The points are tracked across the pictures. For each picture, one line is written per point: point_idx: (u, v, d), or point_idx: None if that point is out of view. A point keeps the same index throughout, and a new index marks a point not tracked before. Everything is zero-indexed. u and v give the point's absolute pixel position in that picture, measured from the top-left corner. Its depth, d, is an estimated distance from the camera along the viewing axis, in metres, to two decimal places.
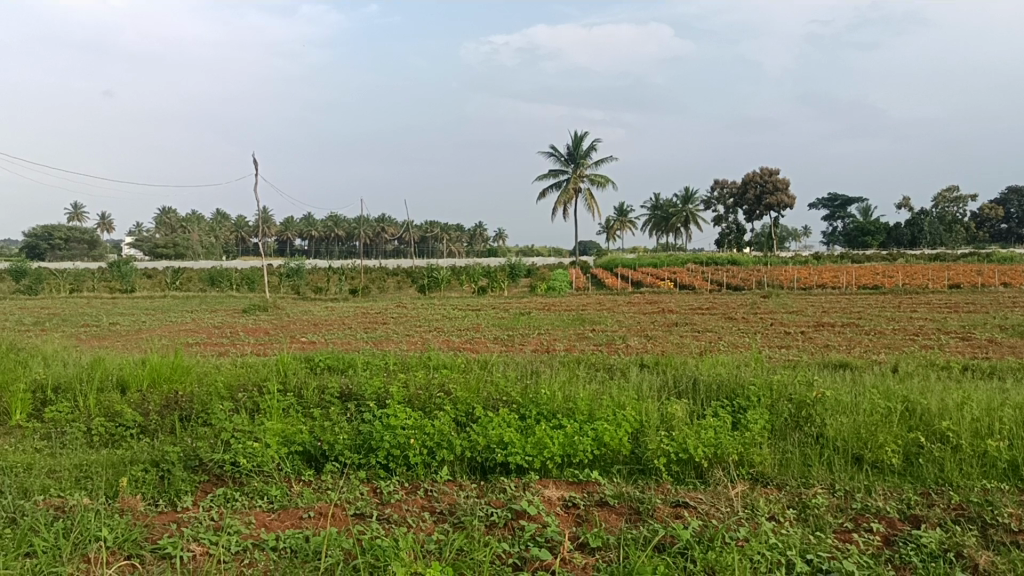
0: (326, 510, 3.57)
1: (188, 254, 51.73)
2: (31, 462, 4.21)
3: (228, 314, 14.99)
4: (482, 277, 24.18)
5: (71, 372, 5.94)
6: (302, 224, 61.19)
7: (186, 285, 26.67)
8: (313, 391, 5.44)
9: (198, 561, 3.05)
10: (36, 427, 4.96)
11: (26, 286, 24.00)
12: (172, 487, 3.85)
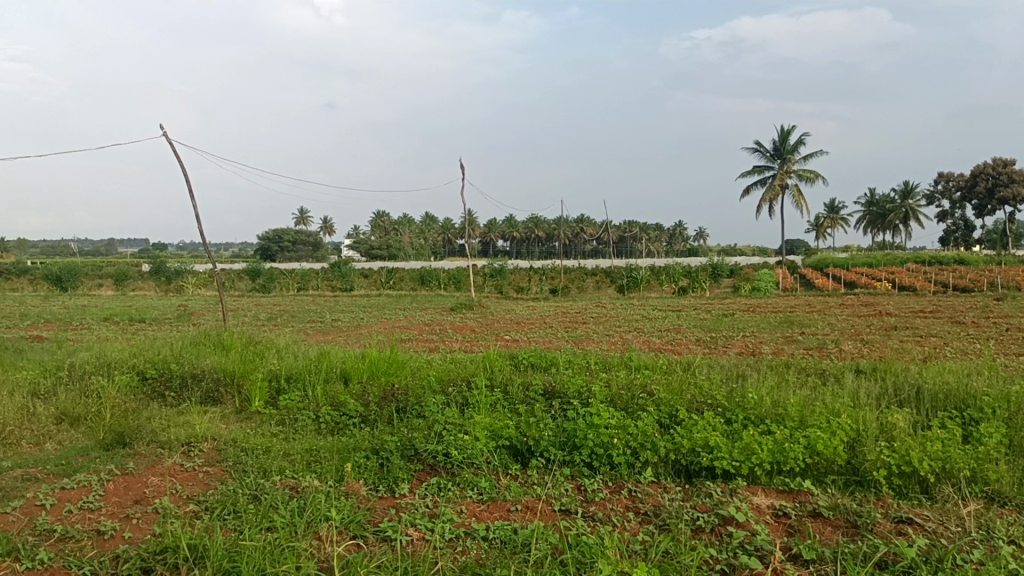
0: (533, 504, 3.66)
1: (399, 255, 54.71)
2: (269, 445, 4.63)
3: (437, 312, 15.69)
4: (682, 277, 23.77)
5: (301, 363, 6.46)
6: (504, 226, 62.92)
7: (398, 284, 28.18)
8: (518, 387, 5.59)
9: (415, 545, 3.23)
10: (272, 413, 5.45)
11: (261, 285, 26.44)
12: (390, 474, 4.10)
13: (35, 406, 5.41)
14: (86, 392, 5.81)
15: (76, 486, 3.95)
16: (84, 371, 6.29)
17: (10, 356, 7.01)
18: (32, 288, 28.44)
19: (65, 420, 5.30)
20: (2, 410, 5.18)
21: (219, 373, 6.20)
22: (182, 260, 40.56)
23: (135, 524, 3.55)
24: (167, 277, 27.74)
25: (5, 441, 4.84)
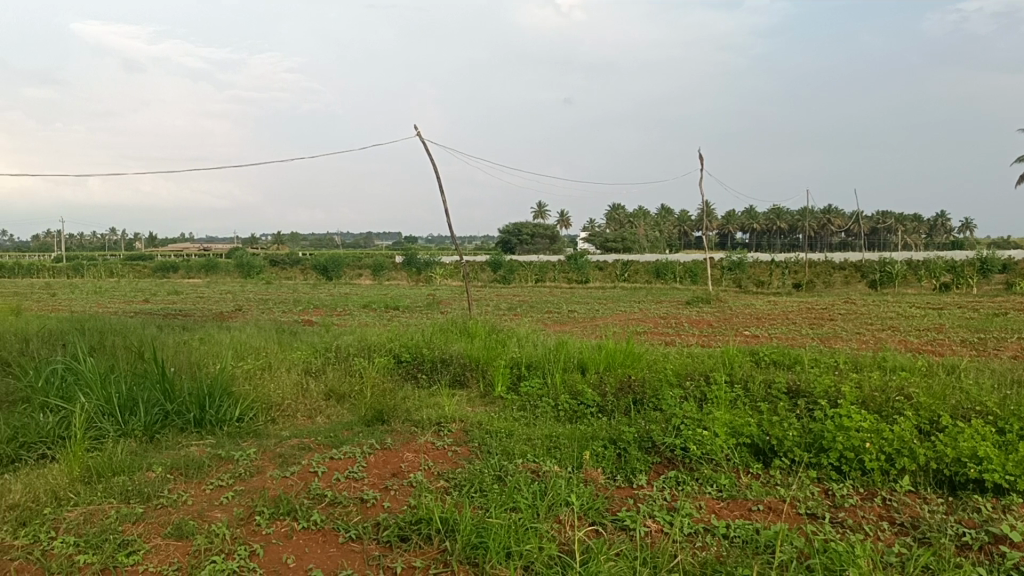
0: (776, 505, 3.54)
1: (635, 248, 54.60)
2: (512, 428, 4.83)
3: (673, 306, 15.54)
4: (945, 272, 21.75)
5: (542, 352, 6.66)
6: (743, 218, 60.85)
7: (634, 276, 28.17)
8: (759, 384, 5.41)
9: (654, 537, 3.24)
10: (514, 398, 5.68)
11: (502, 276, 27.62)
12: (628, 464, 4.12)
13: (308, 383, 6.01)
14: (350, 372, 6.36)
15: (343, 457, 4.35)
16: (348, 353, 6.89)
17: (288, 337, 7.82)
18: (303, 277, 31.54)
19: (332, 396, 5.84)
20: (281, 386, 5.80)
21: (466, 359, 6.56)
22: (431, 252, 43.08)
23: (393, 495, 3.84)
24: (417, 268, 29.61)
25: (284, 413, 5.42)
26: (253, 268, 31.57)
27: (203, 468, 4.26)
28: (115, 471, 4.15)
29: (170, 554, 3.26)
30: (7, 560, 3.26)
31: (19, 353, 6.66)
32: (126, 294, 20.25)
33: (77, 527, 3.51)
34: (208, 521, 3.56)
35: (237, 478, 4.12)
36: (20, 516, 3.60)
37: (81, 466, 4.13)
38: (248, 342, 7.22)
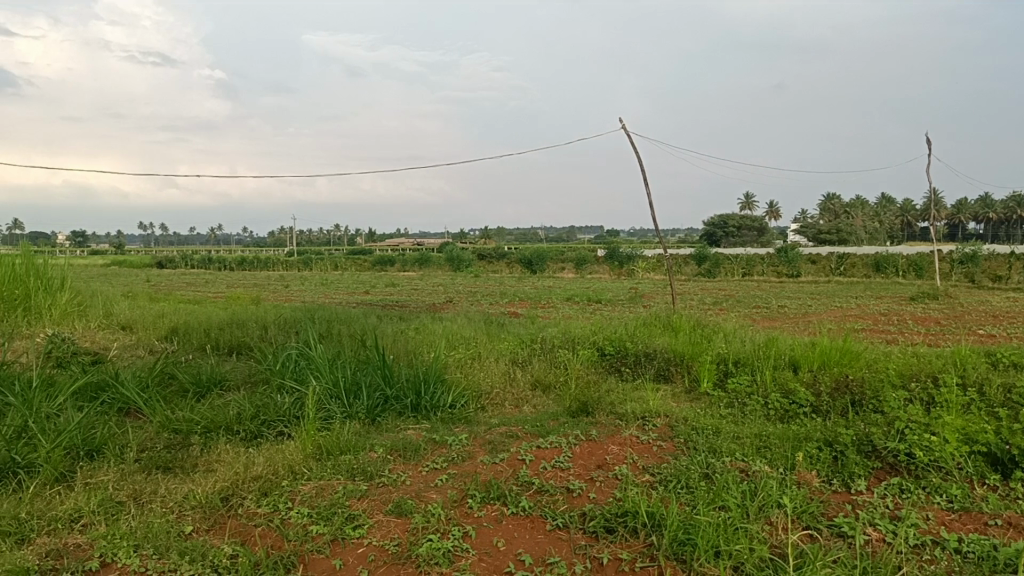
0: (1016, 521, 3.23)
1: (850, 240, 51.51)
2: (718, 426, 4.72)
3: (895, 301, 14.53)
4: None
5: (750, 349, 6.46)
6: (976, 206, 55.67)
7: (850, 269, 26.58)
8: (997, 389, 4.95)
9: (875, 546, 3.07)
10: (721, 395, 5.54)
11: (707, 270, 27.06)
12: (845, 468, 3.91)
13: (515, 372, 6.19)
14: (556, 363, 6.48)
15: (549, 447, 4.44)
16: (553, 345, 7.01)
17: (496, 328, 8.09)
18: (509, 270, 32.45)
19: (538, 386, 5.98)
20: (490, 375, 6.02)
21: (670, 354, 6.49)
22: (636, 245, 42.89)
23: (599, 486, 3.88)
24: (620, 261, 29.63)
25: (493, 401, 5.62)
26: (462, 261, 32.92)
27: (419, 450, 4.51)
28: (342, 450, 4.48)
29: (391, 530, 3.49)
30: (252, 526, 3.62)
31: (259, 338, 7.35)
32: (350, 285, 21.83)
33: (310, 499, 3.83)
34: (424, 502, 3.77)
35: (450, 462, 4.32)
36: (262, 486, 3.98)
37: (313, 444, 4.49)
38: (459, 332, 7.54)
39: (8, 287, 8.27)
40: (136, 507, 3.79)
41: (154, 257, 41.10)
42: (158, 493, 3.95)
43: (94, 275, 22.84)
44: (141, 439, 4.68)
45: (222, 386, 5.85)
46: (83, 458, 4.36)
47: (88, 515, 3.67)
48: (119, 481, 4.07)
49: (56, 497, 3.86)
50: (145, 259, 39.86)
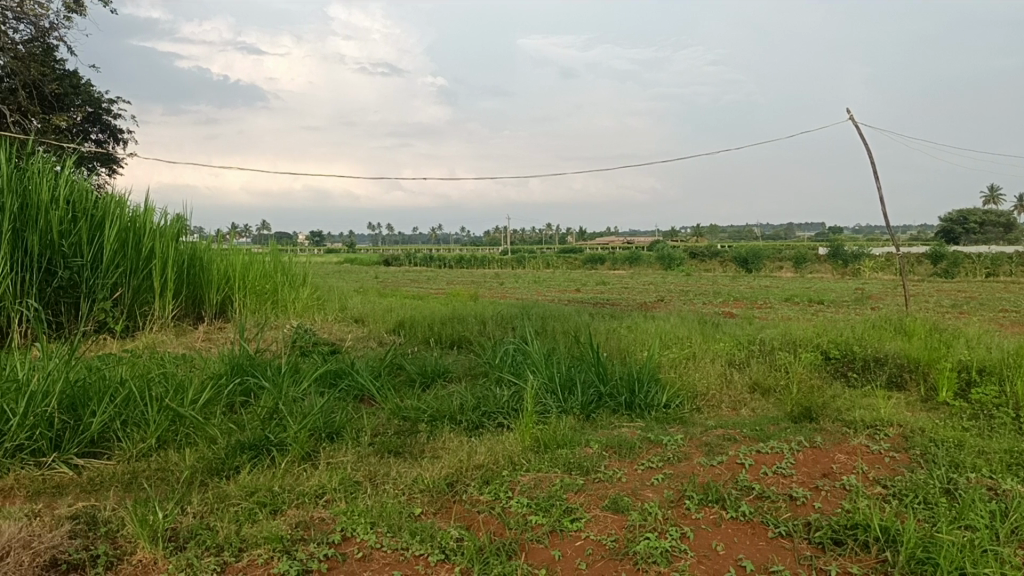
0: None
1: None
2: (961, 439, 4.35)
3: None
4: None
5: (997, 356, 5.90)
6: None
7: None
8: None
9: None
10: (962, 406, 5.11)
11: (944, 270, 24.97)
12: None
13: (732, 374, 6.04)
14: (775, 365, 6.25)
15: (770, 452, 4.29)
16: (773, 347, 6.76)
17: (711, 328, 7.92)
18: (723, 269, 31.63)
19: (757, 389, 5.80)
20: (707, 376, 5.91)
21: (903, 361, 6.07)
22: (864, 242, 40.40)
23: (825, 496, 3.71)
24: (845, 261, 28.01)
25: (709, 402, 5.52)
26: (674, 260, 32.64)
27: (635, 449, 4.52)
28: (558, 444, 4.58)
29: (608, 526, 3.52)
30: (475, 512, 3.78)
31: (479, 333, 7.65)
32: (567, 283, 22.29)
33: (529, 490, 3.95)
34: (641, 500, 3.77)
35: (666, 462, 4.30)
36: (484, 474, 4.15)
37: (531, 437, 4.63)
38: (672, 331, 7.47)
39: (260, 281, 9.17)
40: (372, 487, 4.08)
41: (381, 254, 43.99)
42: (390, 475, 4.22)
43: (334, 272, 24.80)
44: (375, 425, 5.03)
45: (445, 377, 6.16)
46: (324, 440, 4.75)
47: (330, 492, 4.00)
48: (356, 462, 4.40)
49: (303, 473, 4.23)
50: (373, 256, 42.74)
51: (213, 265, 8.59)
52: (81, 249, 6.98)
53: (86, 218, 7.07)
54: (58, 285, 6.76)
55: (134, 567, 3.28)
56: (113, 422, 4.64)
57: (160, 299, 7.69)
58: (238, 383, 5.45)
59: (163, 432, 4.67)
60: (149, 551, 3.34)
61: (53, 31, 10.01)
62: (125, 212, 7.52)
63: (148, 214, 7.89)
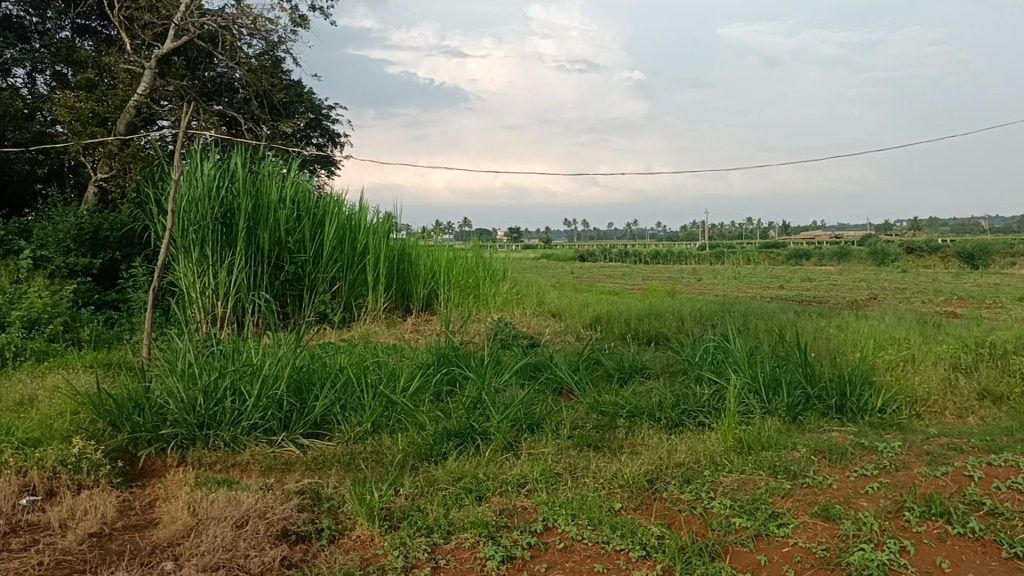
0: None
1: None
2: None
3: None
4: None
5: None
6: None
7: None
8: None
9: None
10: None
11: None
12: None
13: (958, 379, 5.59)
14: (1008, 371, 5.72)
15: (1003, 464, 3.93)
16: (1006, 350, 6.17)
17: (931, 329, 7.36)
18: (946, 265, 29.24)
19: (987, 397, 5.33)
20: (928, 380, 5.50)
21: None
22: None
23: None
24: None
25: (930, 409, 5.14)
26: (889, 256, 30.67)
27: (846, 454, 4.29)
28: (763, 446, 4.43)
29: (818, 533, 3.37)
30: (676, 511, 3.74)
31: (677, 330, 7.55)
32: (771, 279, 21.45)
33: (732, 491, 3.86)
34: (855, 509, 3.58)
35: (882, 470, 4.04)
36: (686, 473, 4.10)
37: (734, 437, 4.50)
38: (889, 331, 7.01)
39: (463, 276, 9.53)
40: (572, 480, 4.13)
41: (578, 249, 44.37)
42: (590, 468, 4.26)
43: (534, 268, 25.35)
44: (574, 418, 5.09)
45: (643, 373, 6.13)
46: (525, 431, 4.87)
47: (532, 482, 4.09)
48: (557, 454, 4.47)
49: (506, 463, 4.36)
50: (570, 251, 43.26)
51: (420, 261, 9.03)
52: (304, 245, 7.57)
53: (309, 217, 7.66)
54: (285, 278, 7.36)
55: (354, 542, 3.51)
56: (334, 406, 4.99)
57: (373, 292, 8.18)
58: (444, 372, 5.70)
59: (377, 417, 4.97)
60: (367, 528, 3.57)
61: (282, 45, 10.87)
62: (343, 210, 8.06)
63: (363, 213, 8.41)
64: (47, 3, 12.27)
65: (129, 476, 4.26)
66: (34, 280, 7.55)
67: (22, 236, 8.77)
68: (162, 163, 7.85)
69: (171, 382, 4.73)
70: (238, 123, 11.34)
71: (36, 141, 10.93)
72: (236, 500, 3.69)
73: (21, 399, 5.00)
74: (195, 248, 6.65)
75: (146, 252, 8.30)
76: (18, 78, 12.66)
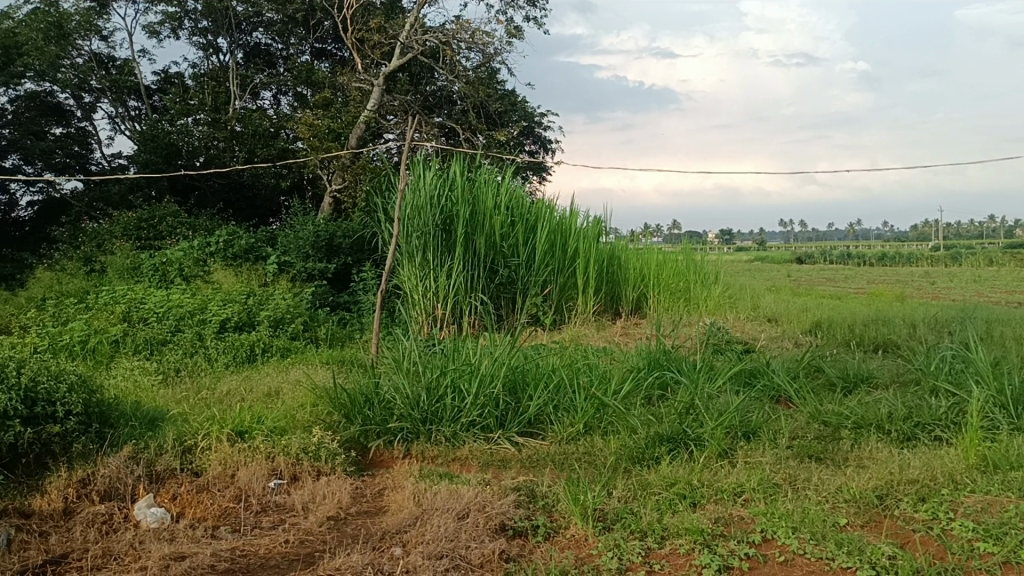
0: None
1: None
2: None
3: None
4: None
5: None
6: None
7: None
8: None
9: None
10: None
11: None
12: None
13: None
14: None
15: None
16: None
17: None
18: None
19: None
20: None
21: None
22: None
23: None
24: None
25: None
26: None
27: None
28: (1013, 465, 4.03)
29: None
30: (910, 530, 3.49)
31: (907, 337, 7.04)
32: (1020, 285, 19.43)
33: (975, 513, 3.54)
34: None
35: None
36: (920, 491, 3.81)
37: (977, 455, 4.13)
38: None
39: (674, 279, 9.41)
40: (792, 491, 3.96)
41: (798, 251, 42.30)
42: (812, 481, 4.06)
43: (751, 271, 24.45)
44: (794, 427, 4.87)
45: (870, 382, 5.76)
46: (741, 439, 4.73)
47: (749, 491, 3.96)
48: (775, 464, 4.30)
49: (721, 470, 4.26)
50: (787, 253, 41.43)
51: (630, 264, 9.03)
52: (518, 250, 7.79)
53: (523, 222, 7.87)
54: (500, 282, 7.61)
55: (568, 540, 3.57)
56: (547, 406, 5.09)
57: (583, 295, 8.26)
58: (656, 376, 5.65)
59: (590, 418, 5.02)
60: (581, 528, 3.61)
61: (497, 56, 11.27)
62: (555, 214, 8.21)
63: (574, 217, 8.53)
64: (290, 31, 13.49)
65: (361, 465, 4.58)
66: (279, 283, 8.31)
67: (269, 243, 9.68)
68: (388, 173, 8.37)
69: (397, 379, 5.03)
70: (456, 133, 11.88)
71: (280, 157, 12.02)
72: (457, 493, 3.87)
73: (269, 390, 5.53)
74: (418, 253, 7.05)
75: (374, 256, 8.88)
76: (266, 101, 13.99)
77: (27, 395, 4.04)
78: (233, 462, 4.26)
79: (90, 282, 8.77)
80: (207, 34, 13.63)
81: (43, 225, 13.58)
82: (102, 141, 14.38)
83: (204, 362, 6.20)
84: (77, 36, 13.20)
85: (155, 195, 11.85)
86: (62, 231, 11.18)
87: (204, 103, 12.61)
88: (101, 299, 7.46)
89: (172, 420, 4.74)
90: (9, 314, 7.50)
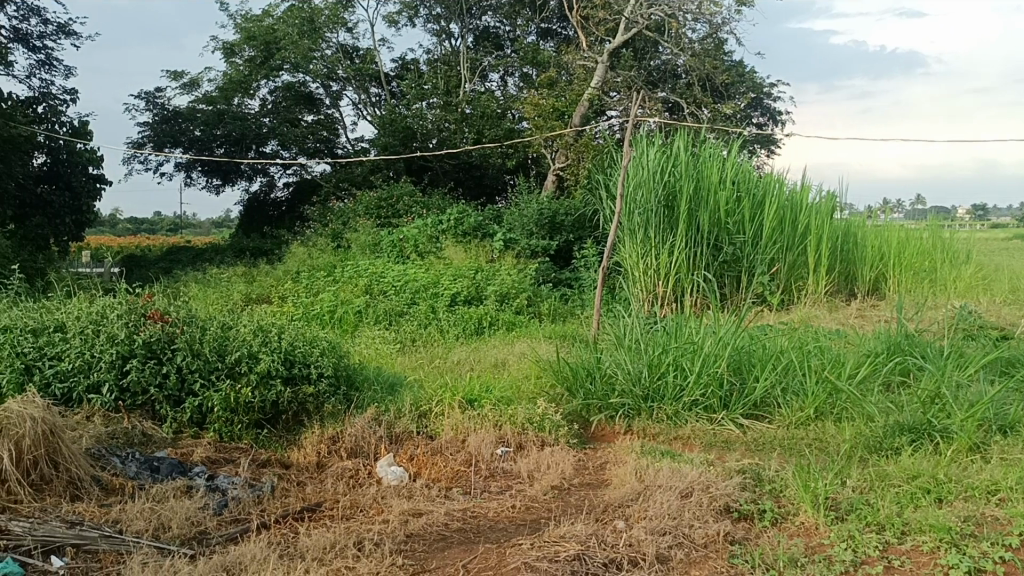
0: None
1: None
2: None
3: None
4: None
5: None
6: None
7: None
8: None
9: None
10: None
11: None
12: None
13: None
14: None
15: None
16: None
17: None
18: None
19: None
20: None
21: None
22: None
23: None
24: None
25: None
26: None
27: None
28: None
29: None
30: None
31: None
32: None
33: None
34: None
35: None
36: None
37: None
38: None
39: (918, 259, 8.71)
40: None
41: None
42: None
43: (1010, 251, 22.05)
44: None
45: None
46: (996, 434, 4.32)
47: (1005, 490, 3.62)
48: None
49: (972, 466, 3.92)
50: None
51: (867, 242, 8.46)
52: (744, 227, 7.55)
53: (750, 198, 7.61)
54: (724, 260, 7.40)
55: (798, 528, 3.44)
56: (774, 388, 4.90)
57: (814, 275, 7.85)
58: (896, 362, 5.27)
59: (821, 403, 4.78)
60: (811, 515, 3.46)
61: (726, 26, 10.90)
62: (784, 189, 7.85)
63: (806, 192, 8.11)
64: (517, 13, 13.83)
65: (584, 438, 4.68)
66: (505, 259, 8.61)
67: (496, 221, 10.04)
68: (611, 150, 8.38)
69: (619, 355, 5.06)
70: (681, 108, 11.66)
71: (507, 137, 12.36)
72: (681, 472, 3.84)
73: (496, 361, 5.77)
74: (640, 230, 7.03)
75: (597, 233, 8.93)
76: (494, 83, 14.44)
77: (287, 358, 4.50)
78: (464, 428, 4.48)
79: (337, 256, 9.55)
80: (440, 20, 14.23)
81: (297, 204, 14.90)
82: (347, 127, 15.49)
83: (437, 332, 6.57)
84: (326, 29, 14.17)
85: (393, 176, 12.64)
86: (313, 210, 12.23)
87: (437, 87, 13.25)
88: (347, 273, 8.09)
89: (409, 386, 5.07)
90: (270, 285, 8.32)
